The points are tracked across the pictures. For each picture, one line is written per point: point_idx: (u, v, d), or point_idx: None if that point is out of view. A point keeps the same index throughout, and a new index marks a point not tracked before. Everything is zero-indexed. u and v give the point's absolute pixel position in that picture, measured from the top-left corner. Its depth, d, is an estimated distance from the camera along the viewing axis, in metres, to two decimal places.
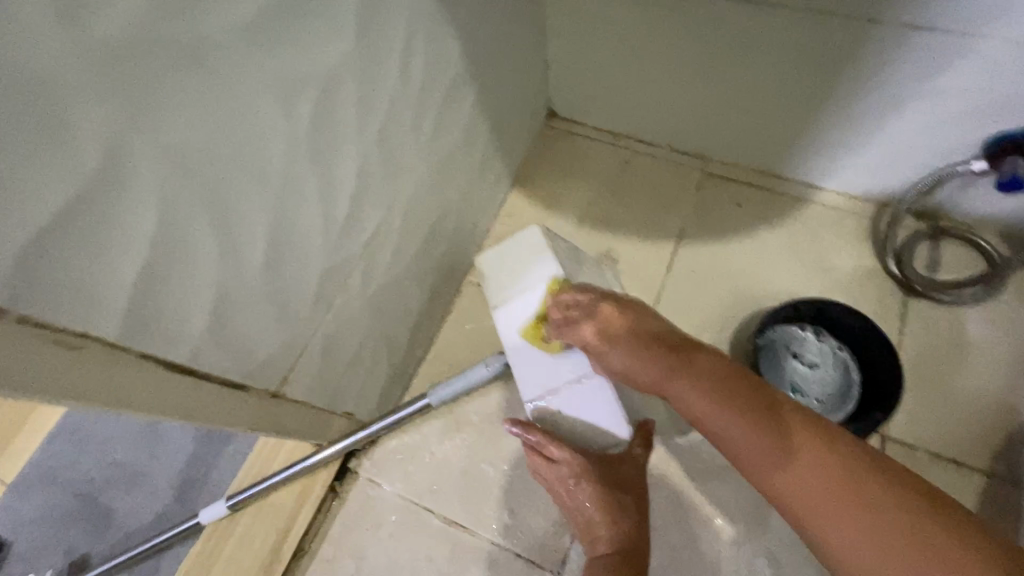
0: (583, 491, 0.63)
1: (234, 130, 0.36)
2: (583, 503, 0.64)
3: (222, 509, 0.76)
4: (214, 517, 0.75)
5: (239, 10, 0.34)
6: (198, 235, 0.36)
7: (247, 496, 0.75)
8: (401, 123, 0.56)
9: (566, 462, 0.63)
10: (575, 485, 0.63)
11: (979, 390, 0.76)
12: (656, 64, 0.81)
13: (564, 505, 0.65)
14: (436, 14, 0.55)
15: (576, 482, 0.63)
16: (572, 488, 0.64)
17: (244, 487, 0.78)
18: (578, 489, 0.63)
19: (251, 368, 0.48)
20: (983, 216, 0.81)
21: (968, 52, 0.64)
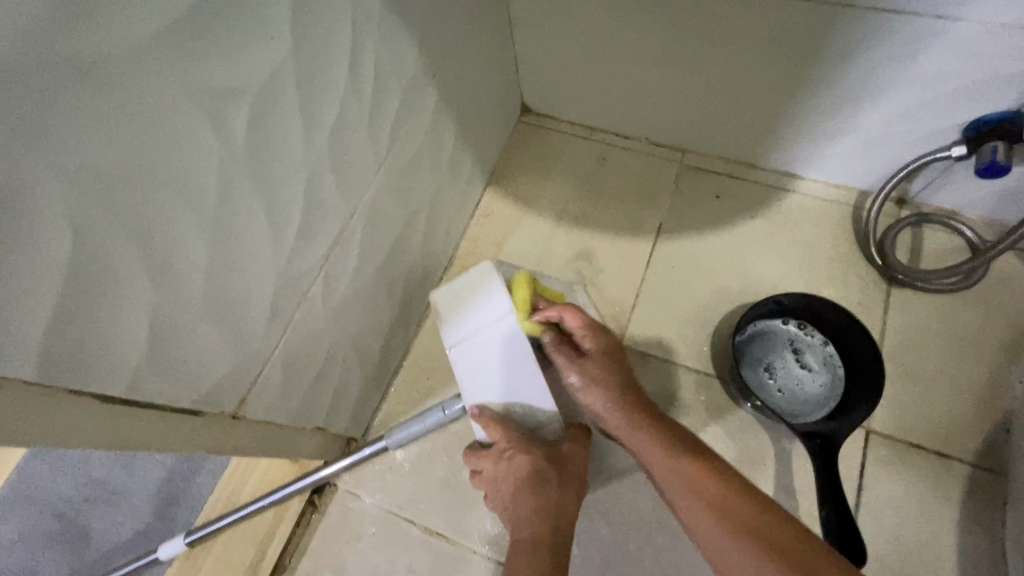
0: (514, 477, 0.58)
1: (154, 149, 0.34)
2: (510, 490, 0.59)
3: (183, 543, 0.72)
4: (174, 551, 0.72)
5: (147, 22, 0.31)
6: (123, 261, 0.35)
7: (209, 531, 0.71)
8: (354, 130, 0.53)
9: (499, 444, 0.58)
10: (504, 467, 0.58)
11: (964, 379, 0.75)
12: (626, 55, 0.79)
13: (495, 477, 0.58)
14: (385, 14, 0.53)
15: (508, 465, 0.57)
16: (504, 471, 0.58)
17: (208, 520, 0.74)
18: (507, 475, 0.58)
19: (203, 392, 0.46)
20: (965, 202, 0.79)
21: (943, 34, 0.62)
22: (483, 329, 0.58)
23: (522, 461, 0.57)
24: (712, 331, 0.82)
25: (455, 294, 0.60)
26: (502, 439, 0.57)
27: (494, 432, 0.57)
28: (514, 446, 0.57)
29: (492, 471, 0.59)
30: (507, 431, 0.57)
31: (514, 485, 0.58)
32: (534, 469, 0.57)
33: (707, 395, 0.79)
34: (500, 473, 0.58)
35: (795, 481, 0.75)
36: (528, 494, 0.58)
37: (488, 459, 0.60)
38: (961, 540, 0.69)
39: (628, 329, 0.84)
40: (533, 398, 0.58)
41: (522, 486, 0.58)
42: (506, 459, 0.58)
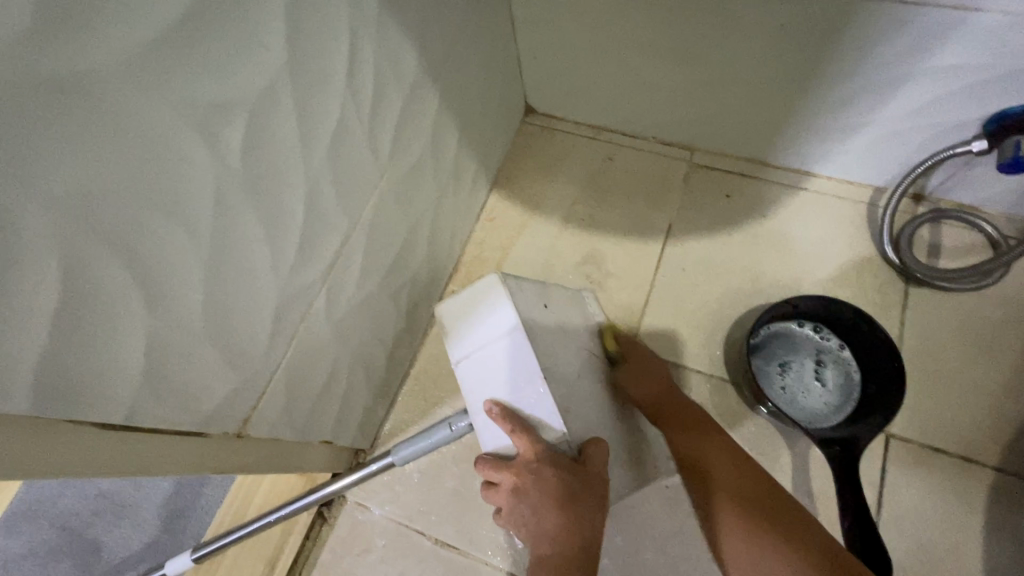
0: (538, 492, 0.53)
1: (146, 170, 0.33)
2: (533, 505, 0.54)
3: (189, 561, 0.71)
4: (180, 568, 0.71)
5: (131, 37, 0.30)
6: (116, 286, 0.33)
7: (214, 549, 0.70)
8: (354, 138, 0.52)
9: (522, 453, 0.54)
10: (526, 479, 0.54)
11: (986, 380, 0.73)
12: (632, 53, 0.76)
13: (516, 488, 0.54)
14: (382, 19, 0.51)
15: (533, 478, 0.53)
16: (526, 484, 0.54)
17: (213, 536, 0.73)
18: (530, 491, 0.53)
19: (205, 415, 0.45)
20: (986, 198, 0.77)
21: (965, 26, 0.59)
22: (489, 341, 0.56)
23: (549, 477, 0.53)
24: (724, 335, 0.80)
25: (458, 309, 0.59)
26: (525, 448, 0.54)
27: (517, 440, 0.54)
28: (540, 457, 0.53)
29: (512, 483, 0.54)
30: (531, 441, 0.54)
31: (538, 501, 0.53)
32: (560, 482, 0.53)
33: (721, 400, 0.77)
34: (520, 486, 0.54)
35: (813, 488, 0.73)
36: (555, 508, 0.53)
37: (507, 470, 0.55)
38: (987, 547, 0.67)
39: (638, 333, 0.82)
40: (541, 400, 0.55)
41: (548, 499, 0.53)
42: (529, 471, 0.53)
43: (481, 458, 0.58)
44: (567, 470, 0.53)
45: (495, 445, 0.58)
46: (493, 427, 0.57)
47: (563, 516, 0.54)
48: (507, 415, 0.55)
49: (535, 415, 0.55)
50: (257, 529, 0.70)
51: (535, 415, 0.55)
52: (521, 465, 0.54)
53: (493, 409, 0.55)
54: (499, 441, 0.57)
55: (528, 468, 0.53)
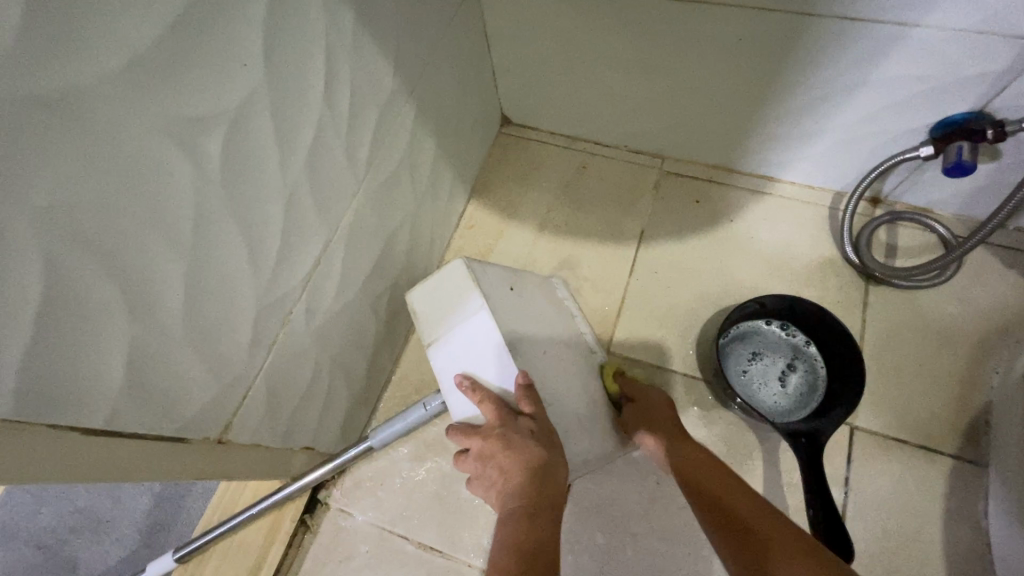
0: (504, 455, 0.56)
1: (129, 182, 0.34)
2: (499, 466, 0.57)
3: (171, 561, 0.74)
4: (162, 570, 0.74)
5: (112, 56, 0.31)
6: (97, 292, 0.34)
7: (199, 545, 0.73)
8: (332, 149, 0.54)
9: (490, 421, 0.58)
10: (492, 444, 0.57)
11: (942, 373, 0.77)
12: (602, 67, 0.80)
13: (486, 451, 0.57)
14: (358, 35, 0.53)
15: (498, 442, 0.56)
16: (493, 449, 0.57)
17: (197, 536, 0.76)
18: (495, 453, 0.57)
19: (185, 420, 0.46)
20: (935, 200, 0.81)
21: (907, 39, 0.63)
22: (464, 324, 0.61)
23: (513, 438, 0.56)
24: (697, 334, 0.83)
25: (434, 303, 0.64)
26: (491, 415, 0.58)
27: (485, 407, 0.58)
28: (504, 422, 0.57)
29: (480, 447, 0.57)
30: (496, 408, 0.58)
31: (504, 463, 0.56)
32: (525, 444, 0.56)
33: (694, 397, 0.80)
34: (488, 451, 0.57)
35: (784, 480, 0.76)
36: (518, 470, 0.55)
37: (476, 436, 0.59)
38: (947, 532, 0.70)
39: (614, 335, 0.85)
40: (506, 377, 0.59)
41: (512, 460, 0.56)
42: (495, 435, 0.57)
43: (450, 428, 0.61)
44: (530, 433, 0.57)
45: (467, 415, 0.62)
46: (465, 399, 0.62)
47: (525, 473, 0.55)
48: (478, 387, 0.59)
49: (502, 392, 0.60)
50: (249, 517, 0.73)
51: (502, 392, 0.60)
52: (487, 431, 0.58)
53: (464, 382, 0.60)
54: (471, 411, 0.62)
55: (494, 431, 0.57)
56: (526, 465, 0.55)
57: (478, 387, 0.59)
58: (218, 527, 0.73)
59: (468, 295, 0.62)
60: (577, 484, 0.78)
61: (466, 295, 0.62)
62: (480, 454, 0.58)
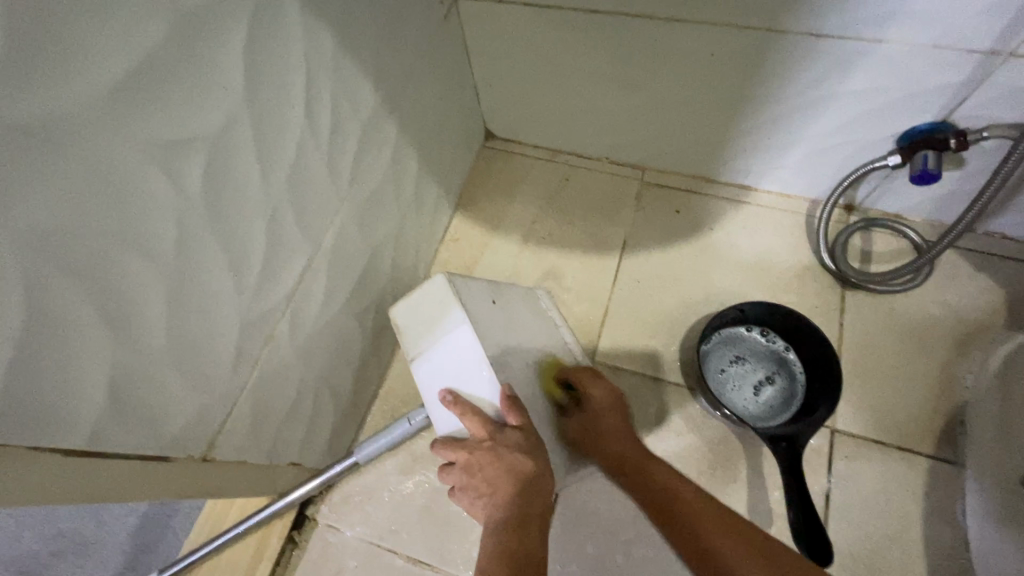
0: (493, 467, 0.57)
1: (110, 206, 0.35)
2: (488, 478, 0.57)
3: None
4: None
5: (93, 83, 0.32)
6: (80, 314, 0.35)
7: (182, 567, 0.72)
8: (314, 167, 0.55)
9: (476, 435, 0.58)
10: (480, 457, 0.58)
11: (918, 374, 0.79)
12: (581, 81, 0.81)
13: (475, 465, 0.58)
14: (338, 57, 0.54)
15: (487, 455, 0.57)
16: (481, 462, 0.58)
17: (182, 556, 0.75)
18: (484, 465, 0.57)
19: (169, 439, 0.46)
20: (906, 206, 0.84)
21: (871, 54, 0.65)
22: (445, 339, 0.62)
23: (501, 451, 0.57)
24: (680, 341, 0.84)
25: (417, 316, 0.65)
26: (478, 429, 0.58)
27: (470, 421, 0.58)
28: (492, 435, 0.58)
29: (466, 460, 0.58)
30: (483, 422, 0.58)
31: (494, 476, 0.57)
32: (514, 457, 0.57)
33: (678, 405, 0.81)
34: (476, 463, 0.58)
35: (768, 484, 0.77)
36: (508, 482, 0.57)
37: (462, 449, 0.59)
38: (926, 532, 0.72)
39: (598, 345, 0.86)
40: (487, 392, 0.60)
41: (503, 473, 0.57)
42: (483, 448, 0.57)
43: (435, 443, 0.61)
44: (518, 445, 0.58)
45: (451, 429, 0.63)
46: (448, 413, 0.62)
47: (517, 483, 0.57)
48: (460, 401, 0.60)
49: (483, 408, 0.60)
50: (236, 534, 0.73)
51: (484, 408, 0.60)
52: (474, 444, 0.58)
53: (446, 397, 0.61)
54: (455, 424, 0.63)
55: (483, 445, 0.58)
56: (517, 476, 0.56)
57: (460, 405, 0.60)
58: (202, 547, 0.72)
59: (449, 312, 0.62)
60: (565, 493, 0.79)
61: (448, 311, 0.62)
62: (469, 467, 0.59)
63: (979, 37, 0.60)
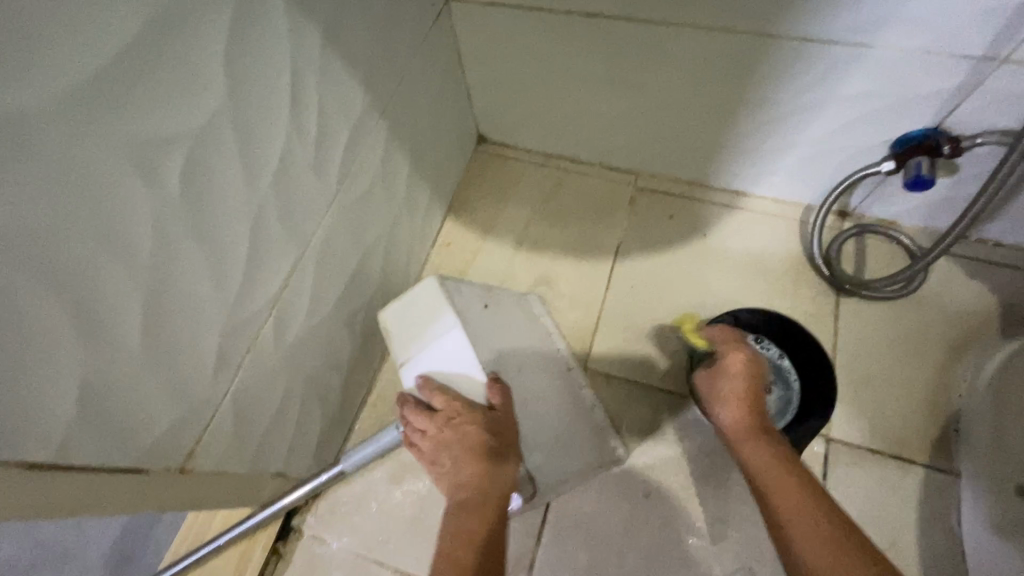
0: (460, 443, 0.56)
1: (80, 208, 0.34)
2: (454, 456, 0.56)
3: None
4: None
5: (61, 79, 0.31)
6: (47, 319, 0.33)
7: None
8: (301, 170, 0.54)
9: (449, 411, 0.57)
10: (451, 433, 0.56)
11: (912, 381, 0.78)
12: (574, 84, 0.81)
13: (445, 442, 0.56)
14: (327, 58, 0.53)
15: (459, 431, 0.56)
16: (450, 437, 0.56)
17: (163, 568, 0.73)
18: (452, 443, 0.56)
19: (144, 449, 0.44)
20: (900, 213, 0.83)
21: (865, 59, 0.65)
22: (437, 344, 0.61)
23: (467, 428, 0.56)
24: (674, 348, 0.83)
25: (406, 321, 0.63)
26: (453, 406, 0.57)
27: (444, 399, 0.58)
28: (467, 411, 0.57)
29: (435, 432, 0.57)
30: (458, 401, 0.57)
31: (460, 454, 0.56)
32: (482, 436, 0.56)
33: (672, 412, 0.80)
34: (445, 439, 0.56)
35: None
36: (473, 460, 0.55)
37: (431, 420, 0.58)
38: (922, 542, 0.71)
39: (592, 351, 0.85)
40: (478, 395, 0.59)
41: (469, 450, 0.55)
42: (455, 424, 0.56)
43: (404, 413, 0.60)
44: (492, 426, 0.57)
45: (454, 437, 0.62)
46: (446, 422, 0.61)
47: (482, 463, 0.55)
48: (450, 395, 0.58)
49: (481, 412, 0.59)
50: (218, 546, 0.71)
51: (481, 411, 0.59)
52: (446, 420, 0.57)
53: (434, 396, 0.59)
54: None
55: (454, 421, 0.57)
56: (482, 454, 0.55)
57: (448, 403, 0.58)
58: (184, 559, 0.70)
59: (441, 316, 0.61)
60: (557, 502, 0.78)
61: (441, 317, 0.61)
62: (439, 445, 0.57)
63: (973, 43, 0.59)
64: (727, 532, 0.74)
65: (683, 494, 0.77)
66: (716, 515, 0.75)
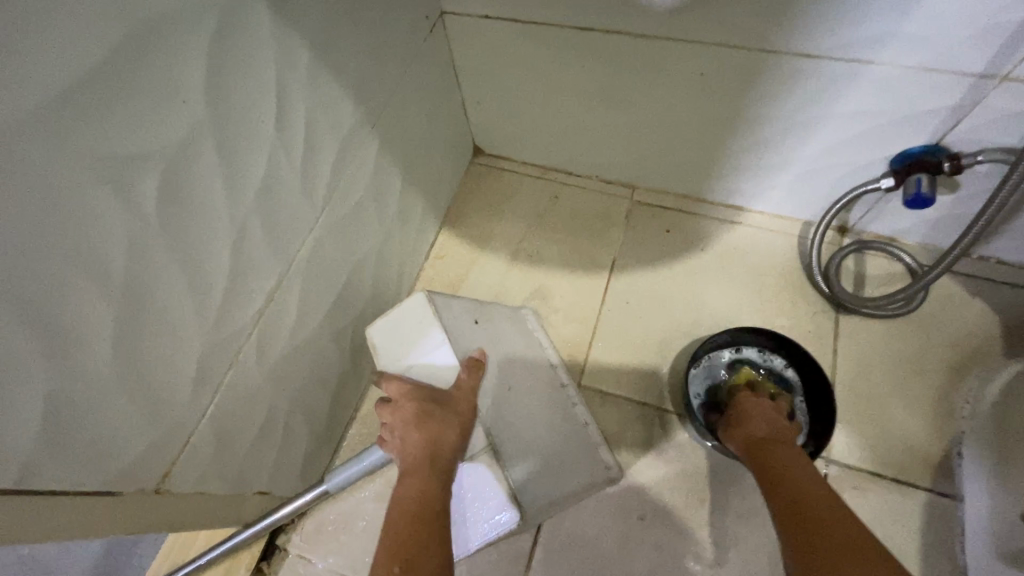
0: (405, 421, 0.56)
1: (46, 225, 0.33)
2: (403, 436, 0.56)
3: None
4: None
5: (28, 94, 0.30)
6: (9, 341, 0.32)
7: None
8: (286, 185, 0.53)
9: (399, 396, 0.57)
10: (400, 416, 0.56)
11: (913, 402, 0.76)
12: (569, 98, 0.80)
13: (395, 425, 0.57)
14: (315, 71, 0.53)
15: (404, 413, 0.56)
16: (398, 420, 0.57)
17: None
18: (400, 424, 0.56)
19: (116, 472, 0.43)
20: (901, 230, 0.82)
21: (863, 75, 0.64)
22: (427, 362, 0.59)
23: (409, 406, 0.56)
24: (670, 366, 0.82)
25: (395, 338, 0.62)
26: (400, 389, 0.57)
27: (396, 386, 0.57)
28: (410, 393, 0.57)
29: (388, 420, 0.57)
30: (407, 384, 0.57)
31: (409, 435, 0.56)
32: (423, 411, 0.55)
33: (667, 432, 0.78)
34: (395, 423, 0.57)
35: (759, 516, 0.74)
36: (417, 434, 0.55)
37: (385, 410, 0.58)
38: (923, 570, 0.69)
39: (586, 367, 0.83)
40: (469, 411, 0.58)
41: (412, 425, 0.55)
42: (402, 407, 0.56)
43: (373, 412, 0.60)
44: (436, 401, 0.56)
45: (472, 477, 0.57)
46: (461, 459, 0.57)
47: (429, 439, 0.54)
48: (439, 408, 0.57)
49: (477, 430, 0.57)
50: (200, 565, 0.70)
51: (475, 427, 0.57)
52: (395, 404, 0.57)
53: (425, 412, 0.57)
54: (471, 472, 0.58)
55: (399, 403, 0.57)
56: (424, 429, 0.54)
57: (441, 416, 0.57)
58: None
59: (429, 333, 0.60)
60: (549, 522, 0.76)
61: (429, 334, 0.60)
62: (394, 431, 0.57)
63: (972, 60, 0.58)
64: (723, 556, 0.72)
65: (678, 516, 0.75)
66: (712, 537, 0.73)
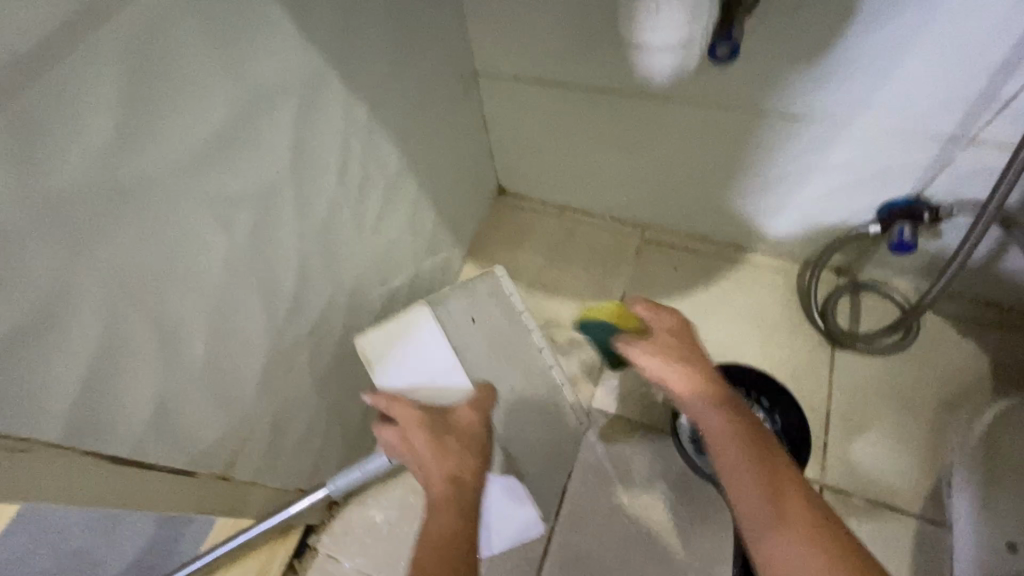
0: (421, 447, 0.61)
1: (173, 249, 0.42)
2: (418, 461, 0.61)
3: None
4: None
5: (176, 152, 0.40)
6: (140, 338, 0.41)
7: None
8: (342, 219, 0.62)
9: (405, 417, 0.63)
10: (411, 440, 0.62)
11: (905, 434, 0.81)
12: (586, 146, 0.90)
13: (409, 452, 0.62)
14: (370, 126, 0.63)
15: (417, 437, 0.62)
16: (410, 445, 0.62)
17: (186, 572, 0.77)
18: (417, 450, 0.61)
19: (196, 455, 0.51)
20: (893, 272, 0.88)
21: (847, 134, 0.72)
22: (418, 347, 0.69)
23: (421, 435, 0.62)
24: None
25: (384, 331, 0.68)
26: (410, 414, 0.63)
27: (400, 401, 0.64)
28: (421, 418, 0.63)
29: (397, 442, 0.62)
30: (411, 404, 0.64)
31: (425, 459, 0.61)
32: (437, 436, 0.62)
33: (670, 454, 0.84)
34: (407, 448, 0.62)
35: None
36: (438, 458, 0.61)
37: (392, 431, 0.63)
38: None
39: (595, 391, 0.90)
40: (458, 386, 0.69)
41: (429, 449, 0.61)
42: (414, 432, 0.62)
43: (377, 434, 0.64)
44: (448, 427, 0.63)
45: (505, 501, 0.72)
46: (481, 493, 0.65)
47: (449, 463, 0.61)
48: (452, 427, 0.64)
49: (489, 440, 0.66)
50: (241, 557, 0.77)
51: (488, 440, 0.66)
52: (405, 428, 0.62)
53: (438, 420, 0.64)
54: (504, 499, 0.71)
55: (410, 429, 0.62)
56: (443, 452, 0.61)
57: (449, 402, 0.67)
58: None
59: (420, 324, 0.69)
60: None
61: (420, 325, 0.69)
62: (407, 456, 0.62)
63: (941, 124, 0.66)
64: None
65: None
66: None
